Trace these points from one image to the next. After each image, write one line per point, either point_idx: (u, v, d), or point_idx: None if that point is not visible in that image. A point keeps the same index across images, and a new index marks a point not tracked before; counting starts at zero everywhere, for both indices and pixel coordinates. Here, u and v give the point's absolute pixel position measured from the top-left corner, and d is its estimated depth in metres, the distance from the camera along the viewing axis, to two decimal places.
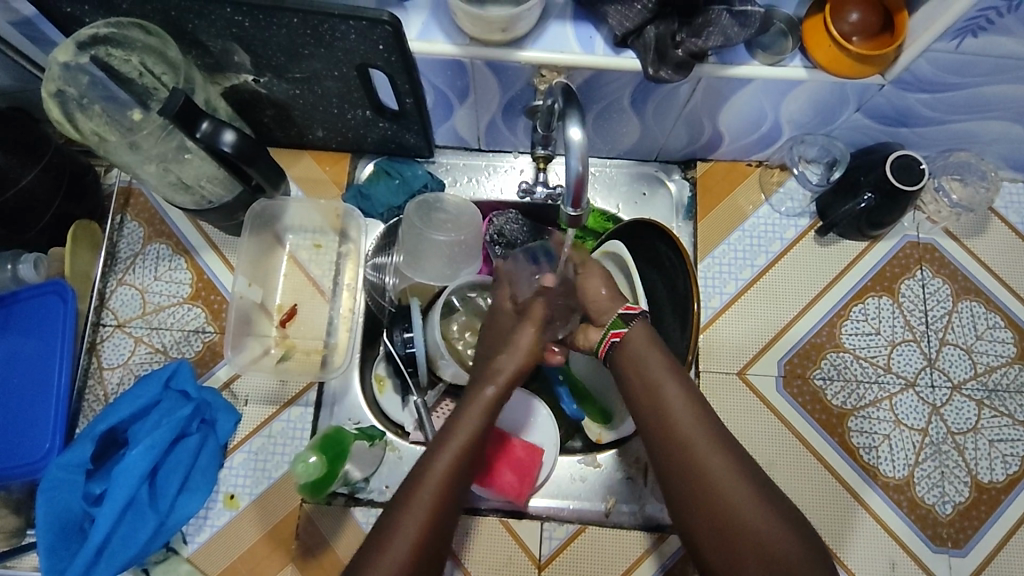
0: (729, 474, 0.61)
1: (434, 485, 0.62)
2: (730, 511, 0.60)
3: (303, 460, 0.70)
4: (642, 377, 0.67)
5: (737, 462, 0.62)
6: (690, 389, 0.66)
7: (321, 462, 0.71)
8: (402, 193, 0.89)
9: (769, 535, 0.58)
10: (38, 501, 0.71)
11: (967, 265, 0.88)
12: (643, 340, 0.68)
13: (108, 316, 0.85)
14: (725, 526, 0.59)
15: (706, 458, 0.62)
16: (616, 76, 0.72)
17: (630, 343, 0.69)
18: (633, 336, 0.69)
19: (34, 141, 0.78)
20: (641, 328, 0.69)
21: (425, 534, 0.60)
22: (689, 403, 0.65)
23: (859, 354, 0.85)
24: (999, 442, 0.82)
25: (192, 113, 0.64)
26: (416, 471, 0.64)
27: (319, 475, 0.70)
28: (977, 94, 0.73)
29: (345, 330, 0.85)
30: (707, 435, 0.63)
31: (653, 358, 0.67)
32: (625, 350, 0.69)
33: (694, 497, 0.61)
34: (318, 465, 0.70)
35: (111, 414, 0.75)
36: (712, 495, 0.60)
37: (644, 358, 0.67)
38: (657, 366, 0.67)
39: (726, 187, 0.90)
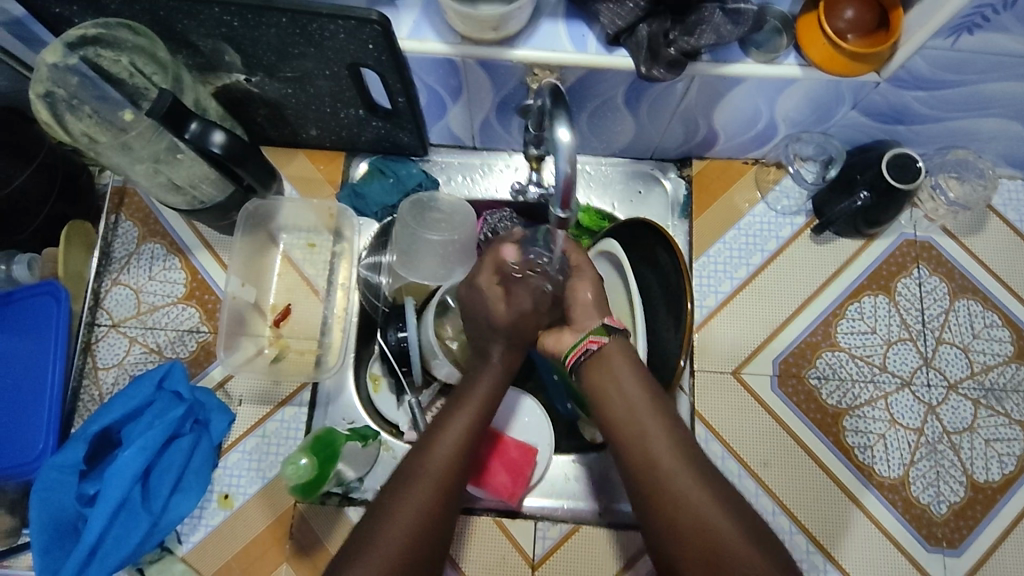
0: (697, 486, 0.61)
1: (430, 483, 0.62)
2: (699, 523, 0.59)
3: (292, 463, 0.70)
4: (613, 390, 0.67)
5: (705, 475, 0.62)
6: (660, 403, 0.67)
7: (312, 465, 0.70)
8: (396, 191, 0.89)
9: (740, 548, 0.57)
10: (31, 502, 0.71)
11: (964, 263, 0.87)
12: (614, 354, 0.69)
13: (103, 316, 0.85)
14: (699, 542, 0.58)
15: (673, 470, 0.62)
16: (611, 75, 0.71)
17: (603, 356, 0.69)
18: (605, 349, 0.69)
19: (26, 142, 0.77)
20: (615, 344, 0.69)
21: (416, 540, 0.59)
22: (659, 417, 0.66)
23: (855, 353, 0.84)
24: (995, 441, 0.82)
25: (180, 114, 0.63)
26: (419, 448, 0.65)
27: (308, 477, 0.70)
28: (975, 92, 0.72)
29: (339, 330, 0.85)
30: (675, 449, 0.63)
31: (623, 371, 0.68)
32: (597, 359, 0.69)
33: (664, 509, 0.61)
34: (309, 467, 0.70)
35: (104, 415, 0.75)
36: (680, 508, 0.60)
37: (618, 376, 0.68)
38: (626, 379, 0.67)
39: (720, 186, 0.90)
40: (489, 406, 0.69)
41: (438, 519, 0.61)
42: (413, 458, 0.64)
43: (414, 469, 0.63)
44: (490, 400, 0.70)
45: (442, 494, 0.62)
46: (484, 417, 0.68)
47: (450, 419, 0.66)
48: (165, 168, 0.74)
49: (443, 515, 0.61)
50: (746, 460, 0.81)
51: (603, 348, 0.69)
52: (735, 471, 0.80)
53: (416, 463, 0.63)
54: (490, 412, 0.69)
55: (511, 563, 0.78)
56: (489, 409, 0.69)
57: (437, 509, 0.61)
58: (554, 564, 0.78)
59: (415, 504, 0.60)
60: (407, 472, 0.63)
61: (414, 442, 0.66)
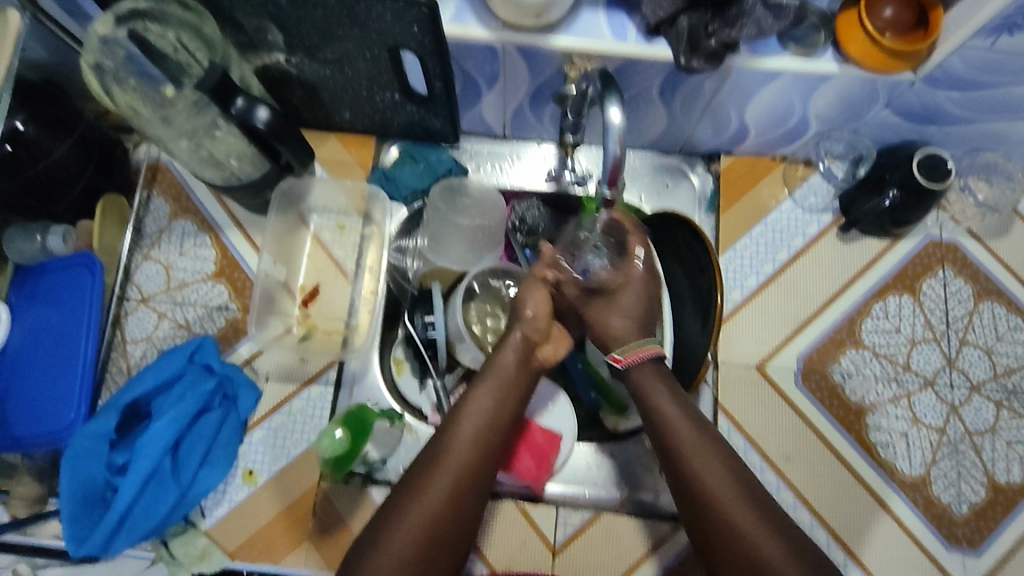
0: (745, 508, 0.62)
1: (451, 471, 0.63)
2: (746, 546, 0.60)
3: (329, 435, 0.75)
4: (651, 415, 0.69)
5: (750, 494, 0.63)
6: (700, 423, 0.68)
7: (346, 439, 0.76)
8: (427, 176, 0.89)
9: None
10: (62, 470, 0.71)
11: (989, 267, 0.87)
12: (649, 377, 0.70)
13: (133, 290, 0.86)
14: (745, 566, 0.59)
15: (715, 492, 0.62)
16: (648, 66, 0.72)
17: (636, 377, 0.71)
18: (641, 367, 0.71)
19: (66, 114, 0.78)
20: (650, 366, 0.71)
21: (434, 528, 0.61)
22: (702, 435, 0.66)
23: (879, 351, 0.85)
24: (1016, 444, 0.82)
25: (228, 88, 0.64)
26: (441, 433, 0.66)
27: (342, 452, 0.75)
28: (1009, 94, 0.72)
29: (366, 311, 0.86)
30: (718, 468, 0.64)
31: (659, 393, 0.69)
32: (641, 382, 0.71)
33: (719, 539, 0.61)
34: (343, 441, 0.75)
35: (135, 386, 0.76)
36: (726, 531, 0.61)
37: (657, 399, 0.69)
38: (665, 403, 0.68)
39: (749, 181, 0.90)
40: (512, 385, 0.70)
41: (460, 507, 0.63)
42: (436, 442, 0.66)
43: (435, 456, 0.64)
44: (515, 379, 0.70)
45: (464, 479, 0.64)
46: (506, 396, 0.69)
47: (471, 403, 0.68)
48: (205, 143, 0.75)
49: (464, 502, 0.63)
50: (769, 455, 0.81)
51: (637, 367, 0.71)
52: (756, 464, 0.81)
53: (437, 450, 0.65)
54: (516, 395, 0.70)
55: (532, 548, 0.79)
56: (513, 388, 0.70)
57: (460, 497, 0.63)
58: (573, 550, 0.79)
59: (434, 492, 0.62)
60: (427, 460, 0.64)
61: (437, 426, 0.68)
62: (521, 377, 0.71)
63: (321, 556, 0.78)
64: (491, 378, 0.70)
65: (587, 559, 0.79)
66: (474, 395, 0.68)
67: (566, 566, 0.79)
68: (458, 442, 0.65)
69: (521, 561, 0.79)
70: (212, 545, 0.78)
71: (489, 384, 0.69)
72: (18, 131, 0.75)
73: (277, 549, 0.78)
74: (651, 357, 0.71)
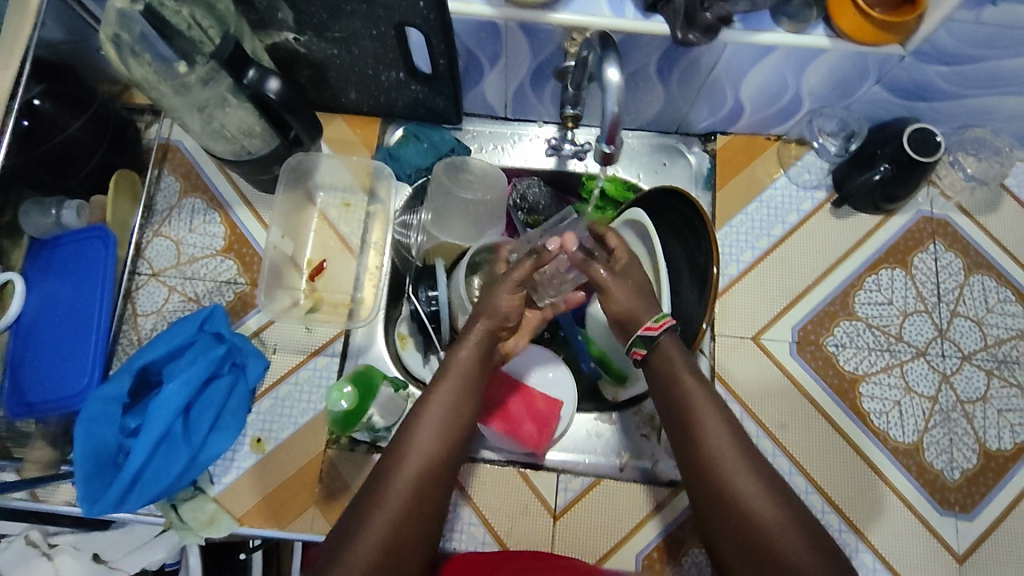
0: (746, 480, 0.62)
1: (402, 493, 0.61)
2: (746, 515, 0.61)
3: (338, 390, 0.77)
4: (667, 383, 0.70)
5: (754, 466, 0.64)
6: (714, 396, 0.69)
7: (354, 394, 0.78)
8: (430, 155, 0.92)
9: (787, 539, 0.59)
10: (76, 432, 0.73)
11: (979, 241, 0.90)
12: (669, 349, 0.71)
13: (143, 265, 0.88)
14: (741, 529, 0.61)
15: (722, 463, 0.63)
16: (646, 41, 0.74)
17: (657, 352, 0.72)
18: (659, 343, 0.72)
19: (81, 92, 0.81)
20: (669, 339, 0.72)
21: (399, 531, 0.60)
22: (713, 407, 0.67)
23: (871, 323, 0.87)
24: (1007, 411, 0.84)
25: (241, 60, 0.68)
26: (389, 455, 0.64)
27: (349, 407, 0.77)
28: (996, 68, 0.74)
29: (371, 286, 0.89)
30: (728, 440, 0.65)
31: (676, 363, 0.71)
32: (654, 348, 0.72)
33: (718, 502, 0.62)
34: (351, 395, 0.77)
35: (147, 351, 0.78)
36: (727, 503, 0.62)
37: (671, 362, 0.71)
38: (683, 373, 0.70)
39: (745, 159, 0.93)
40: (470, 384, 0.69)
41: (424, 509, 0.62)
42: (386, 463, 0.63)
43: (396, 458, 0.63)
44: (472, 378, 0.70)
45: (425, 481, 0.62)
46: (464, 395, 0.68)
47: (428, 405, 0.67)
48: (216, 114, 0.77)
49: (427, 503, 0.62)
50: (765, 422, 0.83)
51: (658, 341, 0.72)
52: (753, 431, 0.83)
53: (397, 453, 0.64)
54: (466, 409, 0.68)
55: (534, 513, 0.81)
56: (469, 387, 0.69)
57: (422, 500, 0.62)
58: (574, 514, 0.81)
59: (395, 495, 0.61)
60: (389, 462, 0.63)
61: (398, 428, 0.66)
62: (477, 376, 0.70)
63: (328, 522, 0.80)
64: (447, 378, 0.69)
65: (587, 524, 0.80)
66: (429, 397, 0.67)
67: (567, 530, 0.80)
68: (417, 444, 0.64)
69: (522, 526, 0.80)
70: (220, 511, 0.80)
71: (445, 385, 0.68)
72: (34, 107, 0.77)
73: (285, 514, 0.80)
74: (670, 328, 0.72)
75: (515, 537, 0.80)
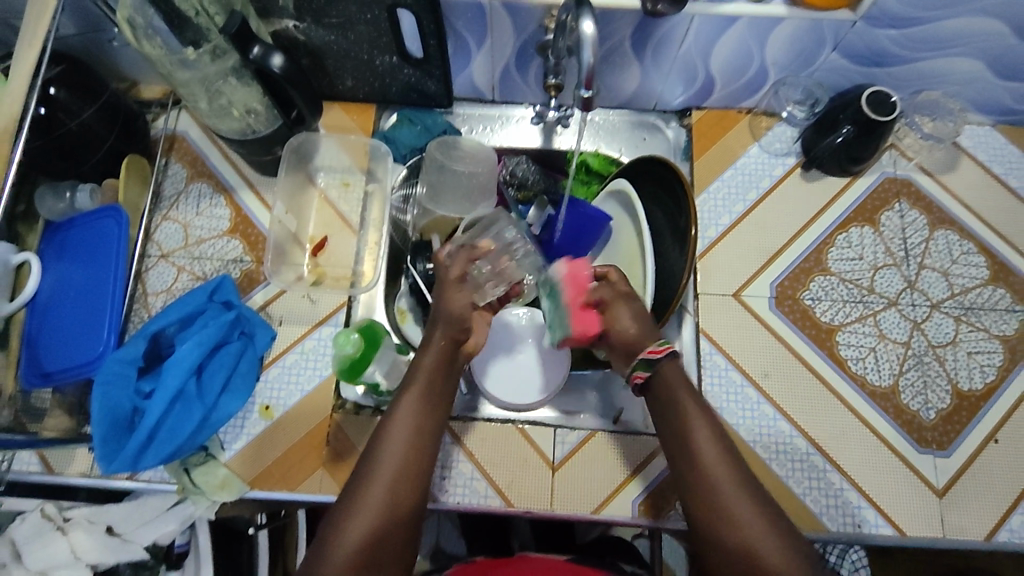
0: (729, 472, 0.66)
1: (384, 482, 0.64)
2: (741, 526, 0.63)
3: (346, 338, 0.78)
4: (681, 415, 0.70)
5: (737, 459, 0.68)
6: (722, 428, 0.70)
7: (359, 342, 0.79)
8: (424, 137, 0.97)
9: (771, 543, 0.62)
10: (94, 393, 0.77)
11: (940, 198, 0.96)
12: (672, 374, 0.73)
13: (153, 248, 0.92)
14: (739, 545, 0.62)
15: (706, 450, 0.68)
16: (620, 16, 0.80)
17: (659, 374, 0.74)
18: (662, 365, 0.74)
19: (94, 82, 0.86)
20: (670, 362, 0.74)
21: (376, 537, 0.61)
22: (707, 420, 0.70)
23: (844, 277, 0.92)
24: (976, 353, 0.89)
25: (247, 36, 0.74)
26: (372, 446, 0.67)
27: (354, 353, 0.78)
28: (941, 29, 0.81)
29: (370, 260, 0.93)
30: (715, 435, 0.69)
31: (680, 390, 0.72)
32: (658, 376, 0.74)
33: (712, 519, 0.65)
34: (356, 342, 0.78)
35: (162, 318, 0.83)
36: (713, 497, 0.65)
37: (676, 391, 0.72)
38: (688, 403, 0.71)
39: (718, 132, 0.99)
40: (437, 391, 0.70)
41: (400, 514, 0.63)
42: (369, 456, 0.66)
43: (373, 467, 0.65)
44: (443, 385, 0.71)
45: (405, 471, 0.65)
46: (430, 401, 0.70)
47: (396, 415, 0.68)
48: (221, 90, 0.82)
49: (404, 508, 0.64)
50: (749, 372, 0.88)
51: (660, 370, 0.74)
52: (738, 381, 0.88)
53: (371, 462, 0.66)
54: (437, 396, 0.71)
55: (534, 466, 0.85)
56: (435, 392, 0.70)
57: (399, 506, 0.63)
58: (572, 465, 0.85)
59: (372, 503, 0.63)
60: (364, 471, 0.65)
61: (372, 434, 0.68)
62: (443, 379, 0.71)
63: (335, 482, 0.83)
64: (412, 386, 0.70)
65: (583, 476, 0.84)
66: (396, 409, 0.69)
67: (566, 481, 0.84)
68: (386, 455, 0.66)
69: (522, 479, 0.84)
70: (231, 476, 0.83)
71: (408, 396, 0.69)
72: (50, 94, 0.81)
73: (294, 477, 0.83)
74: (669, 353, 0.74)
75: (516, 490, 0.84)
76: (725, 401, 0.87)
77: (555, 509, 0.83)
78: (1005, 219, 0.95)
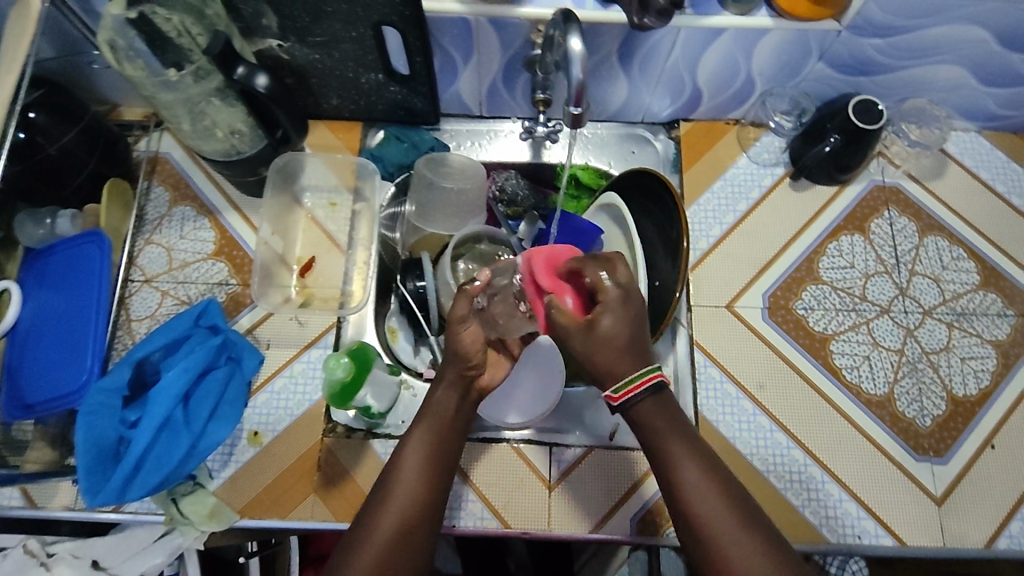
0: (727, 521, 0.56)
1: (399, 509, 0.60)
2: None
3: (337, 361, 0.77)
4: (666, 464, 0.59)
5: (737, 504, 0.57)
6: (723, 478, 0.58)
7: (351, 363, 0.77)
8: (412, 154, 0.96)
9: None
10: (78, 425, 0.75)
11: (928, 204, 0.96)
12: (652, 415, 0.60)
13: (136, 272, 0.90)
14: None
15: (696, 502, 0.57)
16: (607, 30, 0.80)
17: (636, 411, 0.60)
18: (638, 402, 0.60)
19: (74, 105, 0.84)
20: (649, 399, 0.60)
21: (385, 568, 0.58)
22: (697, 462, 0.58)
23: (836, 286, 0.92)
24: (970, 359, 0.89)
25: (230, 56, 0.74)
26: (386, 472, 0.64)
27: (346, 375, 0.77)
28: (925, 37, 0.81)
29: (360, 279, 0.92)
30: (709, 481, 0.58)
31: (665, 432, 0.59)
32: (639, 410, 0.60)
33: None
34: (348, 364, 0.77)
35: (147, 344, 0.80)
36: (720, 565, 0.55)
37: (660, 435, 0.59)
38: (673, 444, 0.59)
39: (707, 143, 0.99)
40: (451, 421, 0.67)
41: (413, 545, 0.60)
42: (384, 480, 0.63)
43: (384, 495, 0.61)
44: (453, 419, 0.67)
45: (421, 496, 0.62)
46: (445, 429, 0.67)
47: (409, 443, 0.65)
48: (205, 112, 0.81)
49: (418, 537, 0.60)
50: (745, 384, 0.87)
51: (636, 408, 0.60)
52: (733, 393, 0.87)
53: (385, 486, 0.62)
54: (453, 425, 0.67)
55: (530, 486, 0.83)
56: (449, 423, 0.67)
57: (410, 535, 0.60)
58: (569, 484, 0.83)
59: (381, 531, 0.59)
60: (377, 497, 0.62)
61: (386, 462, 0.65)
62: (457, 413, 0.68)
63: (327, 509, 0.81)
64: (425, 417, 0.67)
65: (580, 494, 0.83)
66: (410, 438, 0.66)
67: (564, 500, 0.83)
68: (400, 483, 0.62)
69: (519, 499, 0.83)
70: (220, 505, 0.80)
71: (421, 426, 0.66)
72: (29, 119, 0.80)
73: (285, 504, 0.81)
74: (651, 387, 0.59)
75: (513, 511, 0.82)
76: (721, 414, 0.86)
77: (553, 529, 0.81)
78: (994, 225, 0.96)
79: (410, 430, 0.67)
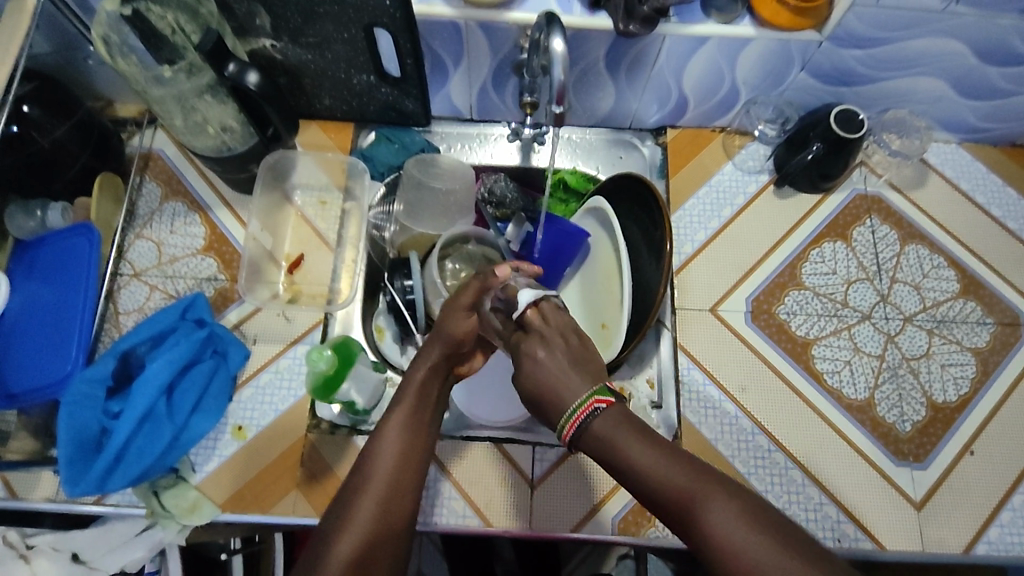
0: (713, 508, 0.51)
1: (378, 497, 0.58)
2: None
3: (320, 354, 0.78)
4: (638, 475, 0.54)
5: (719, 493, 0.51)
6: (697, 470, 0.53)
7: (334, 355, 0.78)
8: (401, 155, 0.98)
9: None
10: (60, 415, 0.76)
11: (910, 214, 0.98)
12: (604, 431, 0.56)
13: (125, 266, 0.91)
14: None
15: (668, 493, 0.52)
16: (594, 36, 0.82)
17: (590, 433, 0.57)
18: (589, 426, 0.57)
19: (67, 100, 0.87)
20: (599, 420, 0.57)
21: (363, 555, 0.55)
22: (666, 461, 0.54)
23: (819, 291, 0.93)
24: (949, 365, 0.90)
25: (221, 54, 0.75)
26: (362, 460, 0.62)
27: (328, 366, 0.77)
28: (906, 49, 0.83)
29: (348, 277, 0.93)
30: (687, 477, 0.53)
31: (622, 441, 0.55)
32: (602, 424, 0.57)
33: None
34: (331, 355, 0.78)
35: (133, 335, 0.82)
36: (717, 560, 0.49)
37: (625, 449, 0.55)
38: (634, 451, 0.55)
39: (692, 150, 1.00)
40: (426, 409, 0.67)
41: (393, 530, 0.57)
42: (361, 466, 0.61)
43: (363, 479, 0.59)
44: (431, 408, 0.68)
45: (398, 481, 0.60)
46: (422, 418, 0.66)
47: (386, 429, 0.64)
48: (196, 108, 0.82)
49: (395, 525, 0.58)
50: (727, 386, 0.88)
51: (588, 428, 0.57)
52: (715, 396, 0.88)
53: (363, 472, 0.60)
54: (428, 411, 0.67)
55: (512, 484, 0.84)
56: (426, 408, 0.67)
57: (391, 520, 0.58)
58: (551, 483, 0.84)
59: (360, 517, 0.57)
60: (355, 483, 0.60)
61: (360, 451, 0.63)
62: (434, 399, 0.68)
63: (309, 504, 0.81)
64: (401, 403, 0.66)
65: (563, 493, 0.83)
66: (387, 424, 0.64)
67: (545, 499, 0.83)
68: (378, 469, 0.60)
69: (501, 498, 0.83)
70: (202, 498, 0.80)
71: (399, 410, 0.65)
72: (22, 112, 0.81)
73: (266, 498, 0.81)
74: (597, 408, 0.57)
75: (495, 509, 0.82)
76: (703, 416, 0.87)
77: (534, 527, 0.82)
78: (974, 235, 0.97)
79: (383, 420, 0.65)
